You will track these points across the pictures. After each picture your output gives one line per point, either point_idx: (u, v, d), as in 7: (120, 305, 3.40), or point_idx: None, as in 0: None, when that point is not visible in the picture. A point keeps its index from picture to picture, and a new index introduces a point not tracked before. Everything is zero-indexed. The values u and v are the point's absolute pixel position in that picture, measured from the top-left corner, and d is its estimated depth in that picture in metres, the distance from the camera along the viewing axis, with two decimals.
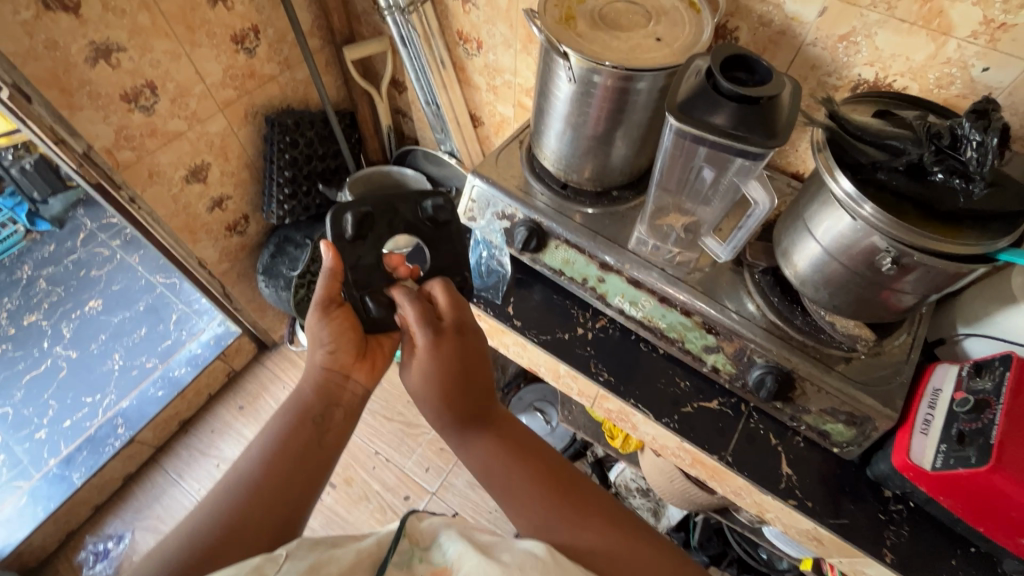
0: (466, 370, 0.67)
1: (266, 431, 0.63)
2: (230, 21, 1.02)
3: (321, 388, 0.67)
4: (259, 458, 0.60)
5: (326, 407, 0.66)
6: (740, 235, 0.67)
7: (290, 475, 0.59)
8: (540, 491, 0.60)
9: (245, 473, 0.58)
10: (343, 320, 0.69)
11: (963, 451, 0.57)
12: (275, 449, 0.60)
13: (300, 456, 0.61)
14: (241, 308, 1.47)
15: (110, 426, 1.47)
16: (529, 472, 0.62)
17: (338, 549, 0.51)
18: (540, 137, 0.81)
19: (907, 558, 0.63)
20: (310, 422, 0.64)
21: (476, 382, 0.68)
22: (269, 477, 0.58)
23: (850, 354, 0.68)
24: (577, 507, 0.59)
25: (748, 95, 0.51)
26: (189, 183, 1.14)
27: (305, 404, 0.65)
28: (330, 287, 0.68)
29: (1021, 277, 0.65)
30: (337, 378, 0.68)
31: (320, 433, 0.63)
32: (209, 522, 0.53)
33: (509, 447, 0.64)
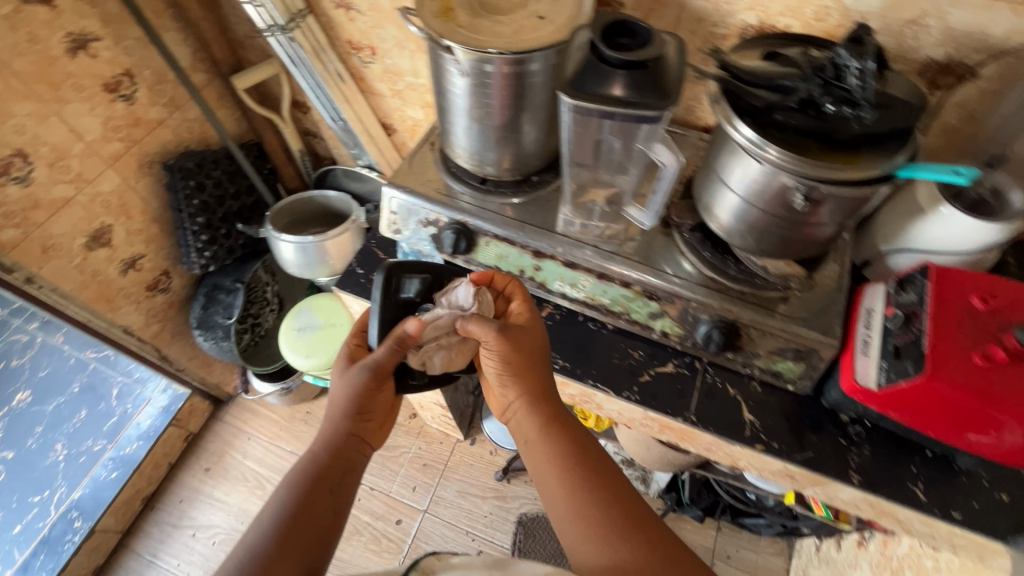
0: (539, 355, 0.64)
1: (275, 498, 0.57)
2: (97, 69, 0.95)
3: (338, 451, 0.62)
4: (272, 532, 0.54)
5: (345, 474, 0.61)
6: (657, 198, 0.67)
7: (302, 544, 0.54)
8: (595, 491, 0.56)
9: (255, 551, 0.53)
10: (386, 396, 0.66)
11: (901, 364, 0.59)
12: (287, 517, 0.55)
13: (313, 524, 0.56)
14: (184, 367, 1.38)
15: (65, 521, 1.37)
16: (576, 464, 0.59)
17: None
18: (448, 135, 0.79)
19: (873, 476, 0.65)
20: (330, 490, 0.59)
21: (548, 377, 0.64)
22: (282, 553, 0.53)
23: (786, 293, 0.69)
24: (639, 527, 0.55)
25: (633, 60, 0.50)
26: (92, 250, 1.05)
27: (323, 470, 0.60)
28: (388, 360, 0.64)
29: (926, 189, 0.68)
30: (357, 444, 0.64)
31: (337, 502, 0.59)
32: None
33: (571, 439, 0.60)
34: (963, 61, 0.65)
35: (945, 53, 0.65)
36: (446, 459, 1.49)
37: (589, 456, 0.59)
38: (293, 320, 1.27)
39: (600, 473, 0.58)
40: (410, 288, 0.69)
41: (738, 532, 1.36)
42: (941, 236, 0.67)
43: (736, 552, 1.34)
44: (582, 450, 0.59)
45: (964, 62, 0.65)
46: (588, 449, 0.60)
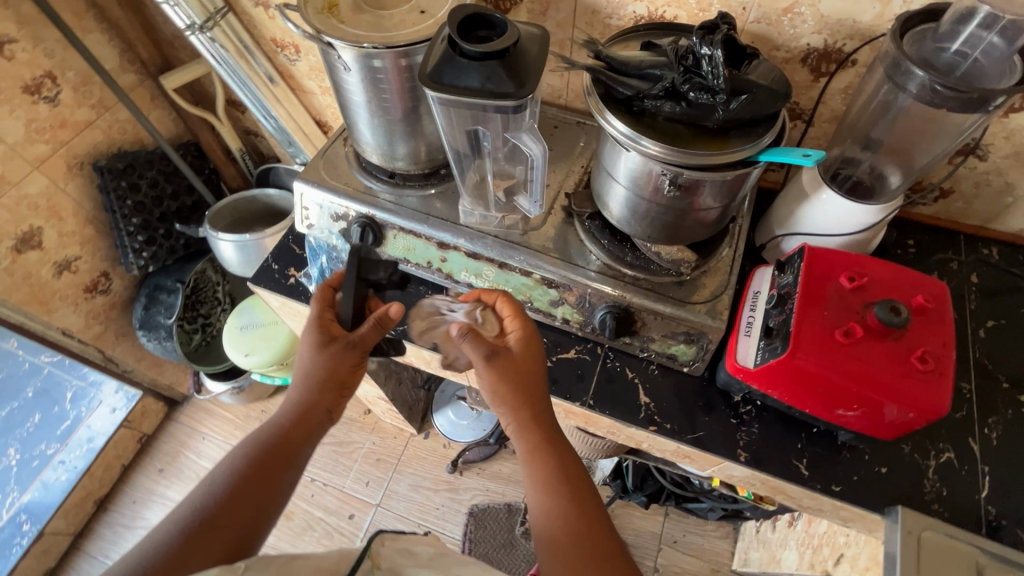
0: (536, 378, 0.62)
1: (233, 456, 0.59)
2: (14, 72, 0.95)
3: (298, 418, 0.62)
4: (224, 489, 0.55)
5: (302, 441, 0.61)
6: (535, 188, 0.70)
7: (251, 508, 0.55)
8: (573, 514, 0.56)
9: (202, 501, 0.54)
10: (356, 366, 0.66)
11: (773, 343, 0.60)
12: (239, 477, 0.56)
13: (265, 487, 0.56)
14: (132, 369, 1.39)
15: (15, 524, 1.37)
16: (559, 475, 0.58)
17: (297, 561, 0.54)
18: (354, 131, 0.79)
19: (759, 453, 0.67)
20: (284, 453, 0.59)
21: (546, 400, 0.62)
22: (229, 510, 0.54)
23: (680, 278, 0.71)
24: (606, 551, 0.55)
25: (488, 51, 0.51)
26: (21, 252, 1.06)
27: (280, 435, 0.60)
28: (368, 334, 0.65)
29: (809, 174, 0.70)
30: (319, 409, 0.64)
31: (290, 467, 0.59)
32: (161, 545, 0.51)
33: (559, 457, 0.59)
34: (839, 48, 0.67)
35: (823, 40, 0.67)
36: (399, 454, 1.51)
37: (571, 479, 0.59)
38: (236, 319, 1.28)
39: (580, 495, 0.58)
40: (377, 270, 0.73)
41: (684, 517, 1.38)
42: (823, 218, 0.68)
43: (682, 537, 1.36)
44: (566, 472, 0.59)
45: (841, 49, 0.67)
46: (573, 470, 0.59)
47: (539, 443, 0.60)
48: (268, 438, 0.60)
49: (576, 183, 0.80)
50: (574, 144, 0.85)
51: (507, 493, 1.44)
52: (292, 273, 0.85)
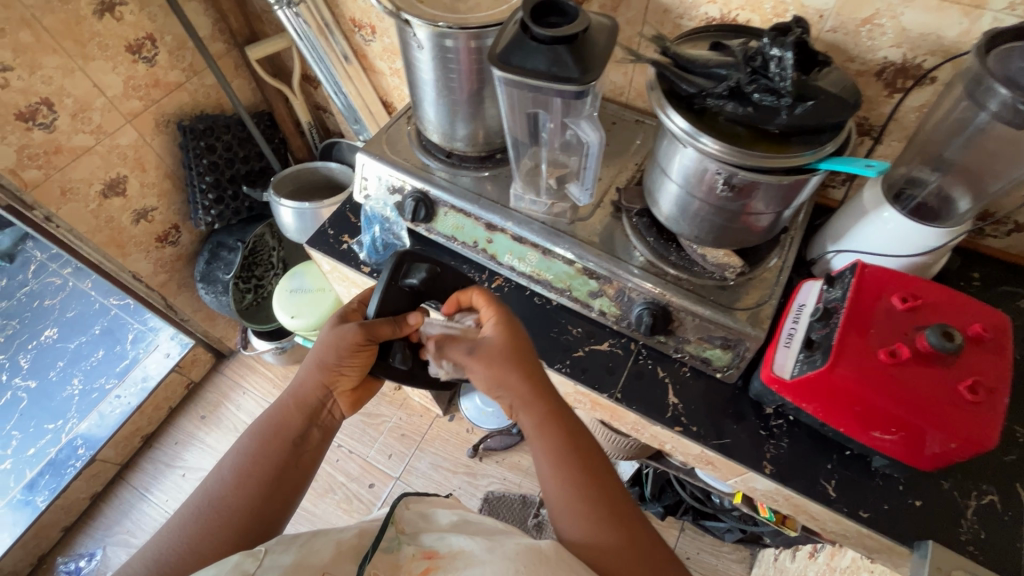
0: (527, 353, 0.62)
1: (239, 449, 0.62)
2: (121, 31, 1.03)
3: (302, 407, 0.64)
4: (231, 481, 0.59)
5: (305, 426, 0.64)
6: (588, 174, 0.71)
7: (262, 501, 0.59)
8: (601, 510, 0.57)
9: (214, 497, 0.59)
10: (364, 358, 0.64)
11: (812, 356, 0.59)
12: (244, 471, 0.60)
13: (274, 479, 0.60)
14: (189, 318, 1.48)
15: (71, 448, 1.49)
16: (572, 468, 0.58)
17: (318, 538, 0.56)
18: (419, 109, 0.83)
19: (785, 468, 0.66)
20: (287, 442, 0.62)
21: (545, 378, 0.62)
22: (242, 506, 0.58)
23: (722, 283, 0.70)
24: (630, 557, 0.55)
25: (558, 36, 0.53)
26: (107, 198, 1.15)
27: (282, 423, 0.63)
28: (381, 330, 0.63)
29: (871, 191, 0.68)
30: (319, 397, 0.65)
31: (297, 455, 0.62)
32: (178, 543, 0.56)
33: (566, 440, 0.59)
34: (919, 63, 0.64)
35: (902, 54, 0.64)
36: (423, 432, 1.55)
37: (586, 468, 0.59)
38: (288, 282, 1.34)
39: (609, 499, 0.58)
40: (417, 274, 0.68)
41: (700, 534, 1.36)
42: (884, 237, 0.66)
43: (695, 554, 1.34)
44: (580, 462, 0.59)
45: (920, 65, 0.64)
46: (583, 451, 0.59)
47: (543, 421, 0.60)
48: (272, 427, 0.63)
49: (629, 179, 0.80)
50: (630, 140, 0.85)
51: (523, 485, 1.46)
52: (345, 239, 0.90)
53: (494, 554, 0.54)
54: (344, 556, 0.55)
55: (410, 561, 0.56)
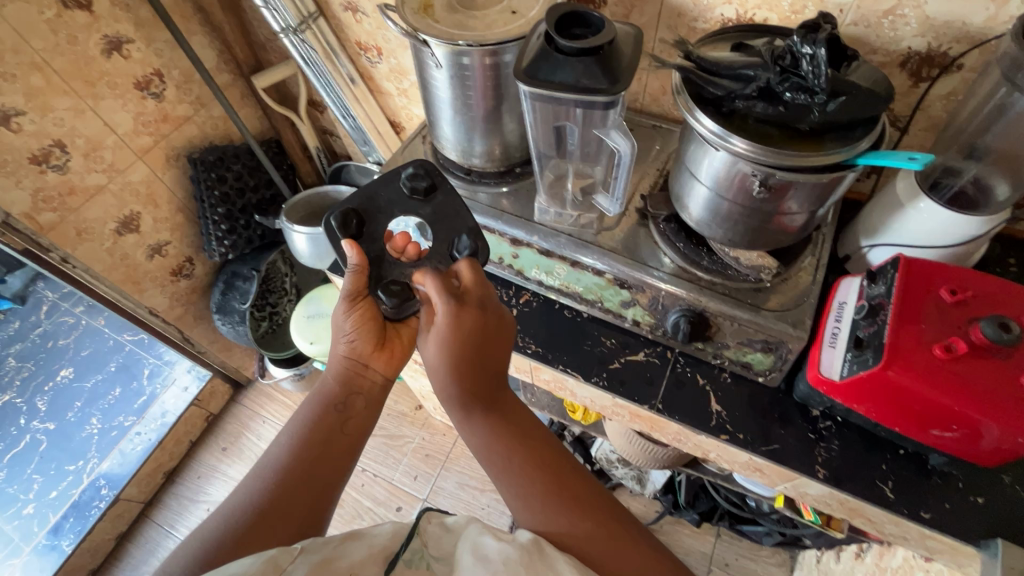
0: (482, 350, 0.63)
1: (294, 420, 0.63)
2: (129, 69, 1.04)
3: (341, 377, 0.66)
4: (287, 449, 0.59)
5: (348, 396, 0.65)
6: (617, 185, 0.70)
7: (315, 470, 0.58)
8: (543, 489, 0.59)
9: (272, 464, 0.58)
10: (367, 314, 0.67)
11: (862, 355, 0.58)
12: (300, 438, 0.60)
13: (324, 448, 0.60)
14: (206, 350, 1.47)
15: (94, 489, 1.48)
16: (529, 460, 0.61)
17: (349, 542, 0.54)
18: (435, 128, 0.82)
19: (839, 471, 0.65)
20: (333, 411, 0.63)
21: (490, 369, 0.65)
22: (297, 476, 0.57)
23: (758, 285, 0.69)
24: (607, 538, 0.57)
25: (585, 47, 0.52)
26: (121, 235, 1.15)
27: (328, 394, 0.64)
28: (354, 283, 0.65)
29: (905, 182, 0.66)
30: (357, 368, 0.67)
31: (342, 431, 0.62)
32: (245, 510, 0.54)
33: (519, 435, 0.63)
34: (944, 52, 0.64)
35: (926, 43, 0.64)
36: (447, 451, 1.53)
37: (536, 453, 0.62)
38: (304, 308, 1.33)
39: (557, 478, 0.61)
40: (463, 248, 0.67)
41: (738, 539, 1.33)
42: (922, 230, 0.65)
43: (734, 560, 1.31)
44: (523, 442, 0.63)
45: (946, 53, 0.64)
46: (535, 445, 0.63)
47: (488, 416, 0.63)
48: (320, 402, 0.64)
49: (652, 186, 0.80)
50: (650, 146, 0.84)
51: None
52: None
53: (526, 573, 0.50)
54: (374, 558, 0.53)
55: None
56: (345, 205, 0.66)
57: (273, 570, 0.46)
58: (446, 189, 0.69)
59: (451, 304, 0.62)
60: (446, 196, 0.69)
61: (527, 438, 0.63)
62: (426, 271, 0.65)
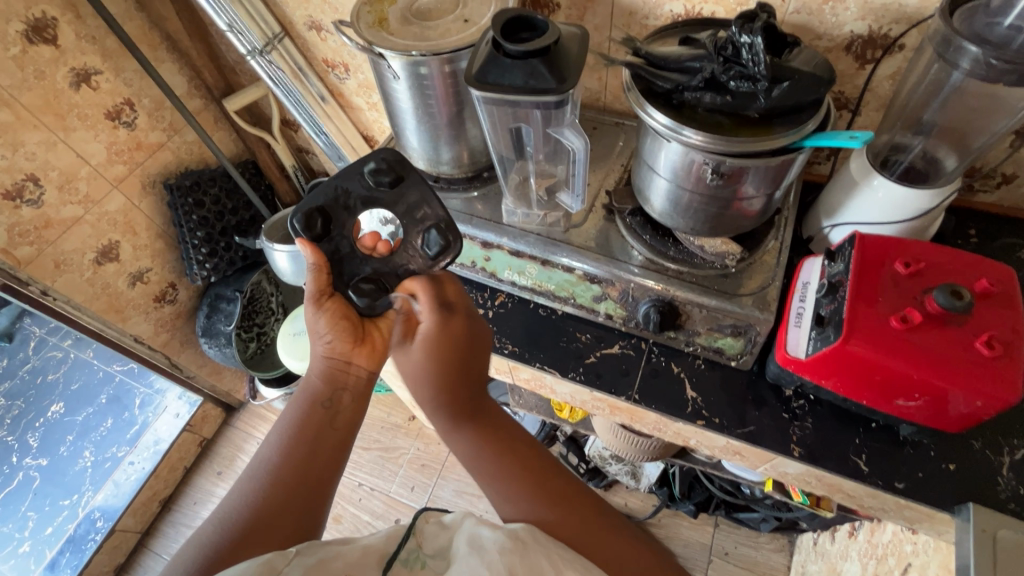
0: (466, 354, 0.68)
1: (279, 420, 0.61)
2: (99, 100, 1.05)
3: (326, 374, 0.63)
4: (275, 451, 0.58)
5: (334, 393, 0.62)
6: (577, 181, 0.71)
7: (304, 469, 0.57)
8: (529, 488, 0.60)
9: (262, 467, 0.57)
10: (338, 311, 0.63)
11: (824, 331, 0.59)
12: (287, 438, 0.58)
13: (311, 448, 0.58)
14: (194, 375, 1.47)
15: (89, 522, 1.47)
16: (510, 461, 0.62)
17: (345, 546, 0.54)
18: (402, 138, 0.84)
19: (814, 448, 0.66)
20: (319, 408, 0.60)
21: (473, 371, 0.68)
22: (288, 479, 0.55)
23: (723, 271, 0.70)
24: (593, 523, 0.59)
25: (531, 49, 0.54)
26: (101, 265, 1.15)
27: (314, 390, 0.62)
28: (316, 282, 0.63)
29: (858, 161, 0.68)
30: (342, 366, 0.64)
31: (329, 429, 0.60)
32: (239, 510, 0.54)
33: (494, 438, 0.64)
34: (885, 33, 0.66)
35: (867, 26, 0.66)
36: (443, 459, 1.53)
37: (514, 452, 0.63)
38: (290, 325, 1.34)
39: (546, 481, 0.61)
40: (432, 244, 0.65)
41: (736, 527, 1.33)
42: (876, 206, 0.66)
43: (734, 549, 1.31)
44: (508, 448, 0.63)
45: (887, 34, 0.66)
46: (512, 445, 0.64)
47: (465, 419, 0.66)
48: (305, 401, 0.61)
49: (616, 181, 0.81)
50: (613, 143, 0.86)
51: None
52: None
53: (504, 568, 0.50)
54: (371, 559, 0.53)
55: None
56: (307, 204, 0.64)
57: (267, 572, 0.46)
58: (413, 180, 0.66)
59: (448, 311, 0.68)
60: (413, 188, 0.66)
61: (511, 444, 0.64)
62: (416, 279, 0.67)
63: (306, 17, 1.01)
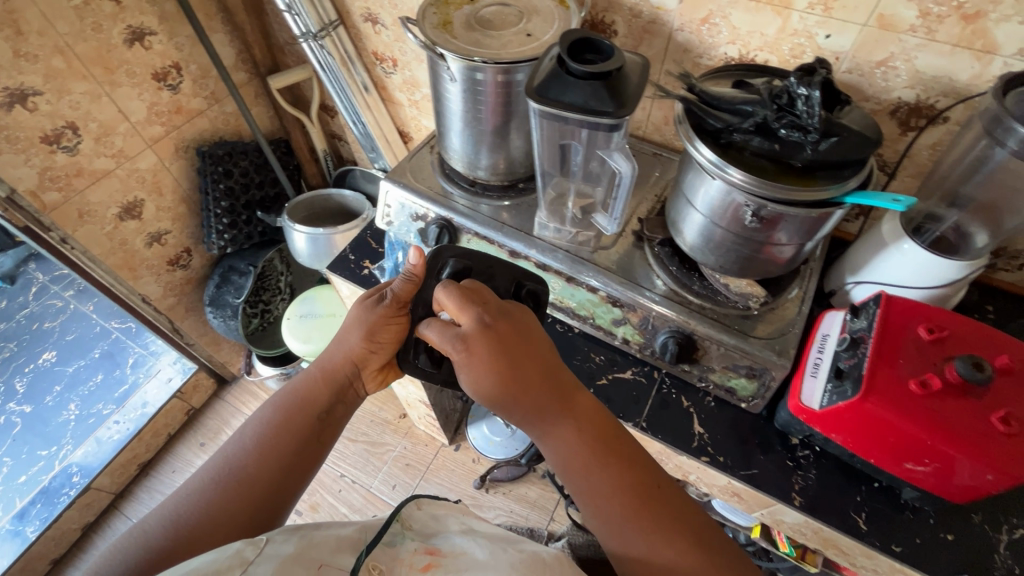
0: (518, 367, 0.55)
1: (261, 418, 0.62)
2: (149, 60, 1.06)
3: (325, 382, 0.65)
4: (254, 451, 0.59)
5: (330, 404, 0.64)
6: (617, 205, 0.73)
7: (281, 469, 0.58)
8: (626, 511, 0.53)
9: (235, 465, 0.57)
10: (398, 332, 0.66)
11: (842, 385, 0.60)
12: (269, 438, 0.60)
13: (294, 452, 0.60)
14: (194, 343, 1.46)
15: (65, 475, 1.45)
16: (608, 480, 0.54)
17: (319, 532, 0.54)
18: (444, 140, 0.85)
19: (814, 499, 0.66)
20: (313, 415, 0.63)
21: (543, 381, 0.56)
22: (260, 476, 0.57)
23: (745, 312, 0.71)
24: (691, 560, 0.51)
25: (595, 71, 0.55)
26: (123, 220, 1.15)
27: (308, 396, 0.64)
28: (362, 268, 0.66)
29: (891, 224, 0.69)
30: (347, 372, 0.66)
31: (311, 439, 0.62)
32: (197, 507, 0.54)
33: (585, 456, 0.55)
34: (932, 104, 0.67)
35: (915, 94, 0.67)
36: (428, 462, 1.51)
37: (614, 470, 0.54)
38: (298, 307, 1.35)
39: (641, 494, 0.54)
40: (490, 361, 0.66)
41: None
42: (905, 270, 0.67)
43: None
44: (606, 464, 0.55)
45: (934, 105, 0.67)
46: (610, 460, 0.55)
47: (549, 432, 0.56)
48: (299, 400, 0.63)
49: (649, 211, 0.82)
50: (649, 172, 0.88)
51: (530, 518, 1.41)
52: (366, 264, 0.92)
53: (495, 559, 0.56)
54: (344, 548, 0.53)
55: (411, 555, 0.55)
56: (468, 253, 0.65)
57: (239, 564, 0.45)
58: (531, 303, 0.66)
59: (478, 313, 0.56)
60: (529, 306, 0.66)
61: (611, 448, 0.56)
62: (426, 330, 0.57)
63: (364, 9, 1.03)
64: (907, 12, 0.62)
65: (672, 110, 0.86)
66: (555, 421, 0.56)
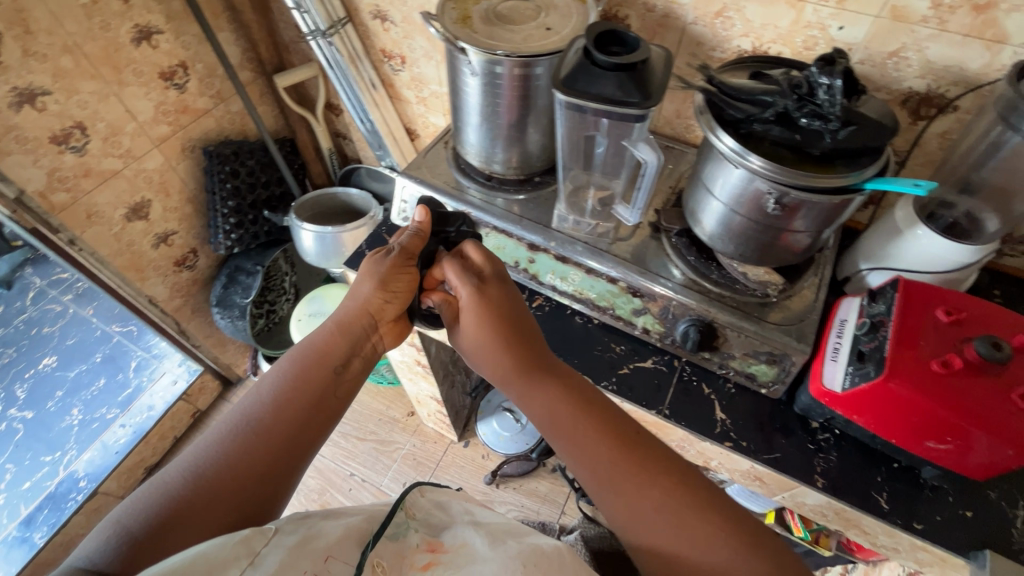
0: (514, 317, 0.65)
1: (278, 371, 0.62)
2: (156, 59, 1.05)
3: (341, 335, 0.65)
4: (270, 404, 0.58)
5: (347, 355, 0.65)
6: (640, 196, 0.73)
7: (297, 425, 0.58)
8: (612, 453, 0.55)
9: (252, 416, 0.57)
10: (409, 283, 0.68)
11: (864, 367, 0.61)
12: (286, 391, 0.60)
13: (310, 406, 0.60)
14: (200, 345, 1.46)
15: (71, 481, 1.44)
16: (592, 424, 0.57)
17: (327, 522, 0.54)
18: (461, 134, 0.86)
19: (837, 481, 0.68)
20: (330, 367, 0.63)
21: (533, 333, 0.65)
22: (277, 431, 0.57)
23: (764, 300, 0.72)
24: (686, 506, 0.51)
25: (622, 62, 0.56)
26: (131, 221, 1.14)
27: (325, 346, 0.64)
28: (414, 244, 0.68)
29: (903, 211, 0.71)
30: (365, 324, 0.67)
31: (326, 394, 0.62)
32: (214, 461, 0.53)
33: (568, 404, 0.59)
34: (942, 93, 0.69)
35: (926, 84, 0.69)
36: (437, 459, 1.52)
37: (604, 419, 0.58)
38: (306, 307, 1.34)
39: (623, 439, 0.56)
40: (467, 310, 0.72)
41: None
42: (919, 254, 0.69)
43: None
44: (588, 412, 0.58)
45: (944, 94, 0.69)
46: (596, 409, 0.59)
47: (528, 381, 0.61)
48: (317, 350, 0.64)
49: (664, 202, 0.83)
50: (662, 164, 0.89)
51: (540, 512, 1.42)
52: None
53: (495, 553, 0.57)
54: (352, 539, 0.53)
55: (414, 551, 0.56)
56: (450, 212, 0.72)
57: (245, 553, 0.45)
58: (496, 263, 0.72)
59: (475, 290, 0.64)
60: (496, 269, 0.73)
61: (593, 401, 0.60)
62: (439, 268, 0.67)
63: (373, 6, 1.03)
64: (919, 4, 0.64)
65: (683, 102, 0.87)
66: (543, 379, 0.61)
